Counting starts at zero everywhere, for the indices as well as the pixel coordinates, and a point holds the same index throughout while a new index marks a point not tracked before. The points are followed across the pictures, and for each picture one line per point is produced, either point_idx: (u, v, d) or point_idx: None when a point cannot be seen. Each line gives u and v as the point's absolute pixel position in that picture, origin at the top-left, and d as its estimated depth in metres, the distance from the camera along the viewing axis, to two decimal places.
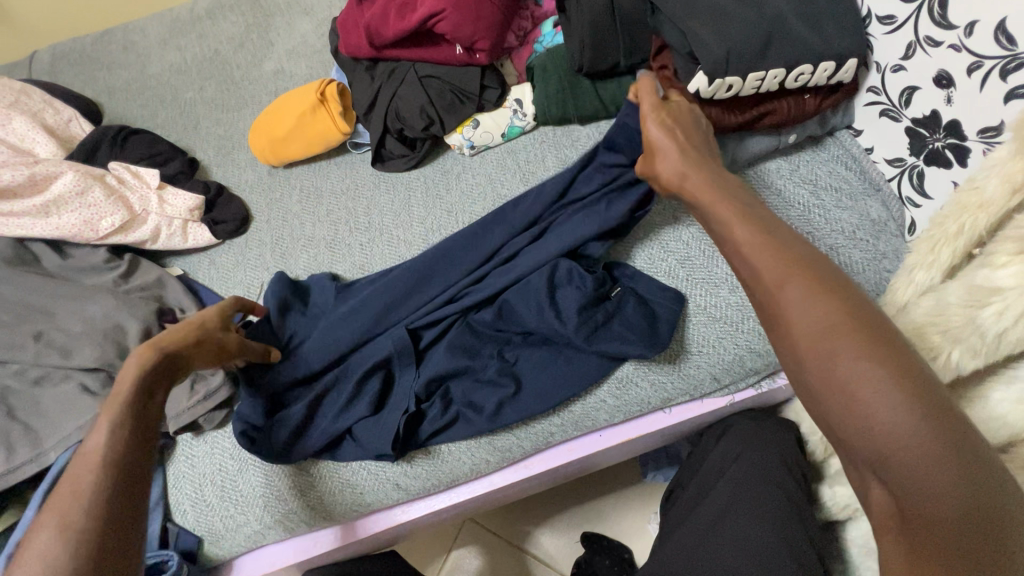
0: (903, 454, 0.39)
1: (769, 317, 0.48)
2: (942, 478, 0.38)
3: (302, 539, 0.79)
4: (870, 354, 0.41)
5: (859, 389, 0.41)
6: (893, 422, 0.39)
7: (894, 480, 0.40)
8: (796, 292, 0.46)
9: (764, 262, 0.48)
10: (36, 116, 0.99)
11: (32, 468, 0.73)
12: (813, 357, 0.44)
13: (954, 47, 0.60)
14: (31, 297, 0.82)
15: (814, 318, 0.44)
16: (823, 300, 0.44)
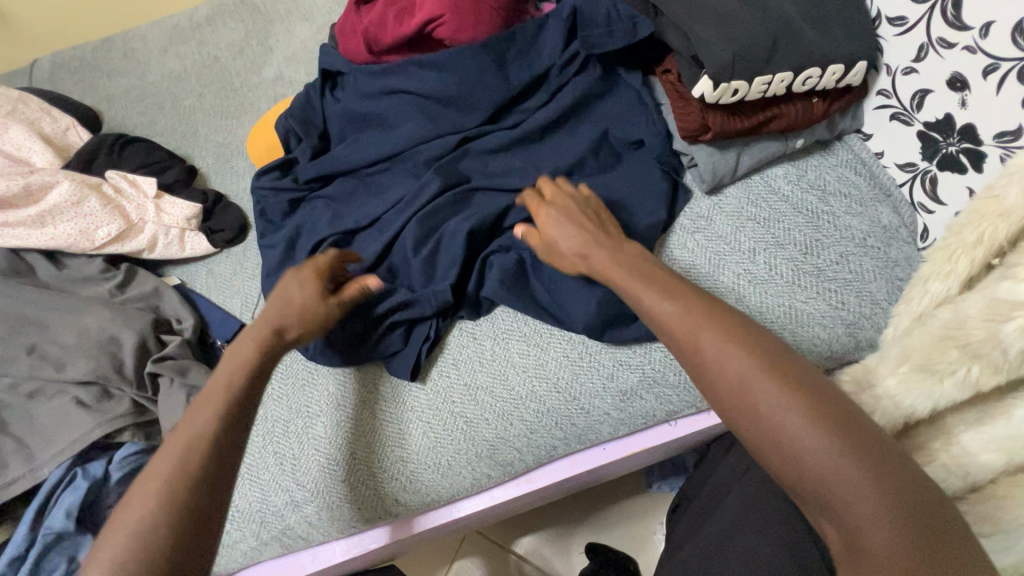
0: (837, 489, 0.40)
1: (690, 366, 0.49)
2: (878, 506, 0.39)
3: (299, 555, 0.77)
4: (789, 389, 0.44)
5: (781, 421, 0.43)
6: (822, 451, 0.41)
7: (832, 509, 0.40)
8: (713, 330, 0.48)
9: (677, 313, 0.51)
10: (34, 125, 0.98)
11: (25, 484, 0.72)
12: (737, 396, 0.45)
13: (969, 49, 0.58)
14: (26, 309, 0.81)
15: (732, 364, 0.46)
16: (736, 342, 0.47)
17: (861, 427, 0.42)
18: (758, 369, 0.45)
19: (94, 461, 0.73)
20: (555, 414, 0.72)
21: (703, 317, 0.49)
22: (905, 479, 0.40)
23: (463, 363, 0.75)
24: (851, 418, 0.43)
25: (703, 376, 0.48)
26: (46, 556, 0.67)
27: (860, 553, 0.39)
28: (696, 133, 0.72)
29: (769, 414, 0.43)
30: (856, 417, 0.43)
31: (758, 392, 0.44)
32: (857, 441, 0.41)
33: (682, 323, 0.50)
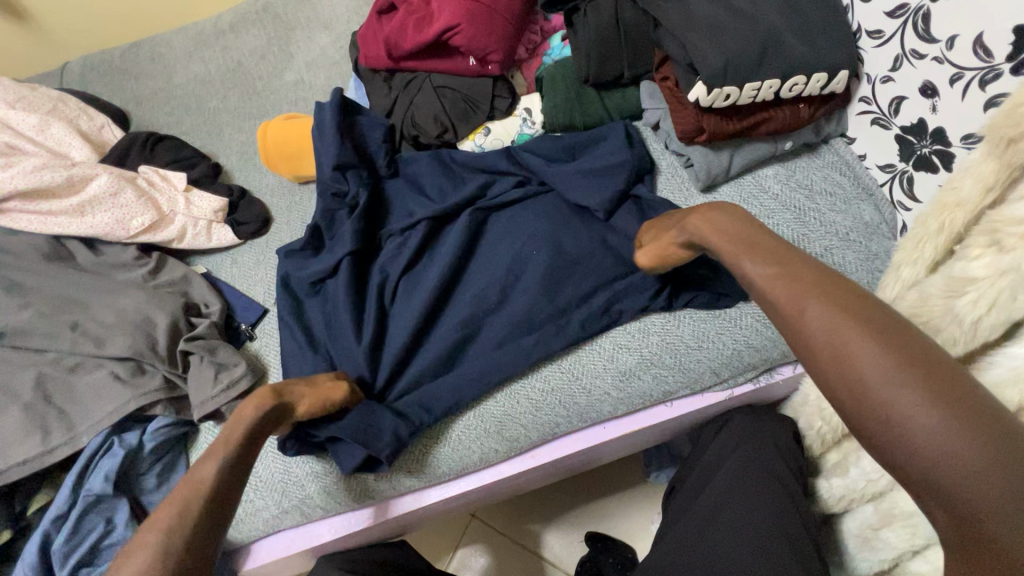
0: (939, 451, 0.37)
1: (786, 330, 0.47)
2: (982, 469, 0.36)
3: (316, 525, 0.82)
4: (886, 352, 0.41)
5: (880, 384, 0.40)
6: (923, 411, 0.38)
7: (931, 471, 0.38)
8: (813, 298, 0.46)
9: (780, 280, 0.49)
10: (73, 122, 1.05)
11: (65, 450, 0.77)
12: (839, 361, 0.43)
13: (938, 59, 0.64)
14: (68, 290, 0.87)
15: (836, 332, 0.43)
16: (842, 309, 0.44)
17: (968, 389, 0.39)
18: (860, 330, 0.43)
19: (129, 431, 0.78)
20: (558, 393, 0.77)
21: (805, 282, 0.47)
22: (1018, 443, 0.36)
23: (469, 341, 0.80)
24: (954, 380, 0.39)
25: (797, 339, 0.46)
26: (86, 516, 0.73)
27: (966, 514, 0.36)
28: (692, 134, 0.78)
29: (867, 373, 0.41)
30: (964, 379, 0.40)
31: (852, 354, 0.42)
32: (957, 403, 0.38)
33: (784, 289, 0.48)
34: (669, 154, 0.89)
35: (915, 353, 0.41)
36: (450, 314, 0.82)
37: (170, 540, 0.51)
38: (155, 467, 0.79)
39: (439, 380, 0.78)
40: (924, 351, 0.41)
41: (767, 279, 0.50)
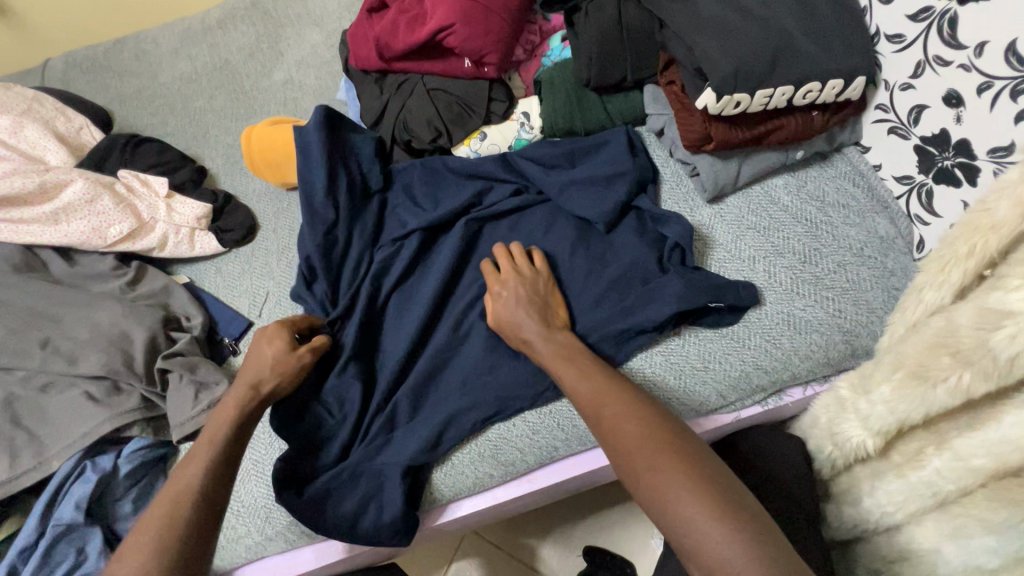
0: (696, 531, 0.45)
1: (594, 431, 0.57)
2: (729, 542, 0.43)
3: (302, 551, 0.78)
4: (658, 448, 0.50)
5: (654, 476, 0.49)
6: (681, 496, 0.46)
7: (693, 551, 0.45)
8: (607, 392, 0.58)
9: (592, 392, 0.59)
10: (48, 124, 1.00)
11: (36, 475, 0.73)
12: (628, 450, 0.52)
13: (964, 67, 0.60)
14: (40, 304, 0.82)
15: (626, 435, 0.53)
16: (628, 410, 0.55)
17: (715, 473, 0.48)
18: (636, 421, 0.54)
19: (103, 455, 0.74)
20: (556, 414, 0.74)
21: (609, 394, 0.57)
22: (749, 517, 0.45)
23: (462, 360, 0.77)
24: (707, 467, 0.49)
25: (602, 432, 0.55)
26: (56, 546, 0.69)
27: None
28: (699, 143, 0.75)
29: (638, 455, 0.51)
30: (714, 466, 0.49)
31: (637, 450, 0.51)
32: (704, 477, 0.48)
33: (595, 400, 0.58)
34: (674, 162, 0.85)
35: (670, 437, 0.52)
36: (442, 332, 0.78)
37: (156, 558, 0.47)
38: (131, 493, 0.74)
39: (436, 394, 0.76)
40: (687, 445, 0.51)
41: (582, 389, 0.60)
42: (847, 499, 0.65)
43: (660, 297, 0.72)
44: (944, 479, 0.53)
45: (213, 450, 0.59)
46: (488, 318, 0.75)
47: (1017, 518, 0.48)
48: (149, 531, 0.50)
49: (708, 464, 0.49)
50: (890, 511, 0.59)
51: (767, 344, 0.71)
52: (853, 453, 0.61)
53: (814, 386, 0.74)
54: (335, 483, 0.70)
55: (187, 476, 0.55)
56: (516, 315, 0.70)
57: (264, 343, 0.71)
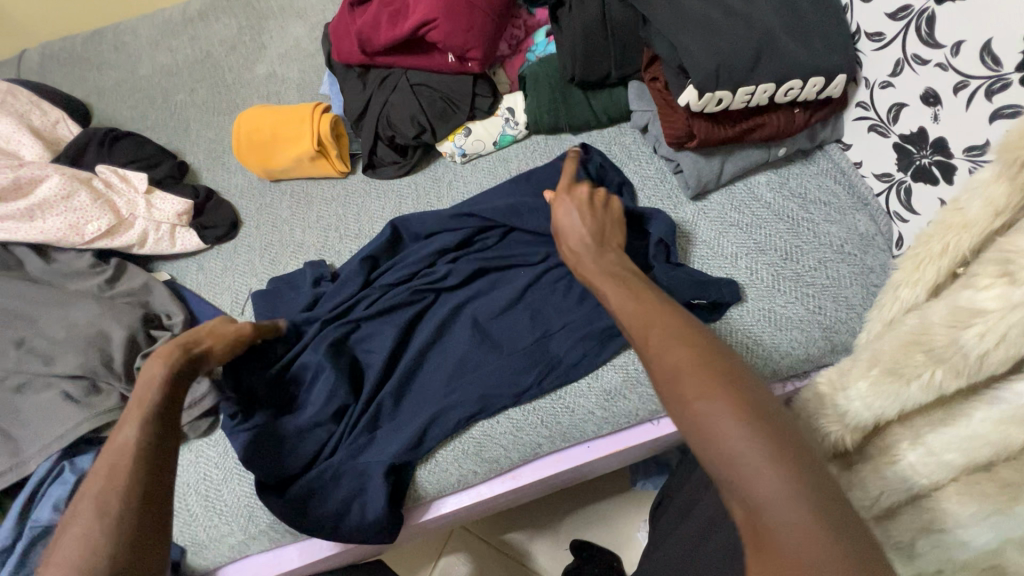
0: (750, 473, 0.36)
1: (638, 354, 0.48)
2: (791, 489, 0.35)
3: (286, 550, 0.77)
4: (706, 370, 0.42)
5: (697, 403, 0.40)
6: (732, 431, 0.38)
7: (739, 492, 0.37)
8: (650, 312, 0.50)
9: (635, 312, 0.50)
10: (23, 117, 0.98)
11: (13, 476, 0.72)
12: (673, 376, 0.43)
13: (941, 66, 0.61)
14: (15, 302, 0.81)
15: (673, 355, 0.44)
16: (682, 335, 0.46)
17: (780, 418, 0.39)
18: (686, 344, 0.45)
19: (82, 455, 0.74)
20: (540, 412, 0.74)
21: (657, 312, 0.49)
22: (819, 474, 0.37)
23: (444, 358, 0.77)
24: (766, 402, 0.40)
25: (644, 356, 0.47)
26: (33, 549, 0.68)
27: (764, 542, 0.35)
28: (681, 140, 0.74)
29: (687, 383, 0.41)
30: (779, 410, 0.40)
31: (681, 374, 0.42)
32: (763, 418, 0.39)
33: (641, 320, 0.49)
34: (657, 159, 0.85)
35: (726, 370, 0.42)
36: (425, 331, 0.78)
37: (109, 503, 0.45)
38: None
39: (420, 392, 0.75)
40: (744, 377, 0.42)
41: (627, 307, 0.52)
42: None
43: None
44: (917, 475, 0.54)
45: (156, 402, 0.55)
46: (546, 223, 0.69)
47: (986, 512, 0.48)
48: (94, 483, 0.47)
49: (771, 406, 0.40)
50: None
51: (749, 340, 0.72)
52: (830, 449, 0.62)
53: (795, 381, 0.75)
54: (320, 483, 0.70)
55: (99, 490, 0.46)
56: (568, 222, 0.66)
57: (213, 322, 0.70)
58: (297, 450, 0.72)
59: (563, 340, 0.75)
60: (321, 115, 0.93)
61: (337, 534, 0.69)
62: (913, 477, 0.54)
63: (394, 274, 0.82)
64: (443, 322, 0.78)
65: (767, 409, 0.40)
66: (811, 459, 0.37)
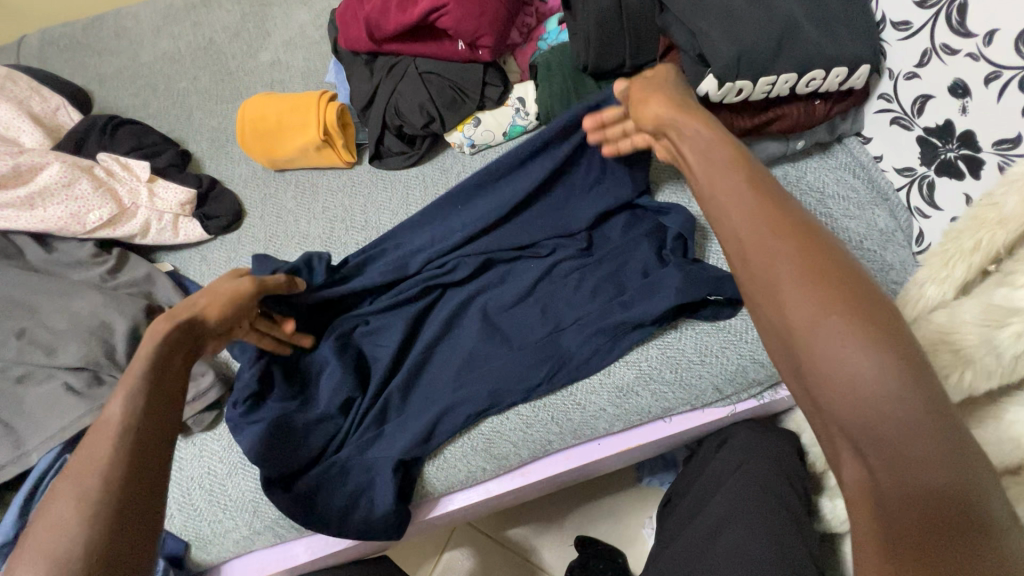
0: (878, 420, 0.35)
1: (743, 266, 0.42)
2: (922, 441, 0.34)
3: (290, 545, 0.76)
4: (849, 306, 0.37)
5: (841, 356, 0.36)
6: (877, 389, 0.35)
7: (869, 451, 0.35)
8: (761, 213, 0.42)
9: (754, 223, 0.42)
10: (23, 103, 0.96)
11: (15, 468, 0.71)
12: (792, 303, 0.38)
13: (972, 56, 0.59)
14: (16, 292, 0.79)
15: (792, 278, 0.39)
16: (802, 250, 0.40)
17: (921, 358, 0.36)
18: (808, 264, 0.39)
19: None
20: (550, 408, 0.73)
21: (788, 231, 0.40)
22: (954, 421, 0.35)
23: (452, 351, 0.75)
24: (913, 341, 0.36)
25: (756, 274, 0.41)
26: None
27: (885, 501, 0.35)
28: None
29: (812, 315, 0.37)
30: (919, 346, 0.36)
31: (814, 321, 0.37)
32: (903, 360, 0.35)
33: (747, 227, 0.42)
34: None
35: (856, 297, 0.37)
36: (434, 325, 0.76)
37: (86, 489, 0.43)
38: None
39: (428, 387, 0.74)
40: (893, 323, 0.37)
41: (741, 219, 0.43)
42: None
43: (659, 290, 0.71)
44: None
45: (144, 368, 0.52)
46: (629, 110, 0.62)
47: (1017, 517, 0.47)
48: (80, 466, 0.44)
49: (912, 343, 0.36)
50: None
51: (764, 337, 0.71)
52: None
53: None
54: (326, 480, 0.69)
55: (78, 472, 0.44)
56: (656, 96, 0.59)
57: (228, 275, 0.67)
58: (296, 449, 0.70)
59: (575, 335, 0.73)
60: (327, 103, 0.90)
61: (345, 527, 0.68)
62: None
63: (396, 264, 0.79)
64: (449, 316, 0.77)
65: (906, 350, 0.36)
66: (948, 405, 0.35)
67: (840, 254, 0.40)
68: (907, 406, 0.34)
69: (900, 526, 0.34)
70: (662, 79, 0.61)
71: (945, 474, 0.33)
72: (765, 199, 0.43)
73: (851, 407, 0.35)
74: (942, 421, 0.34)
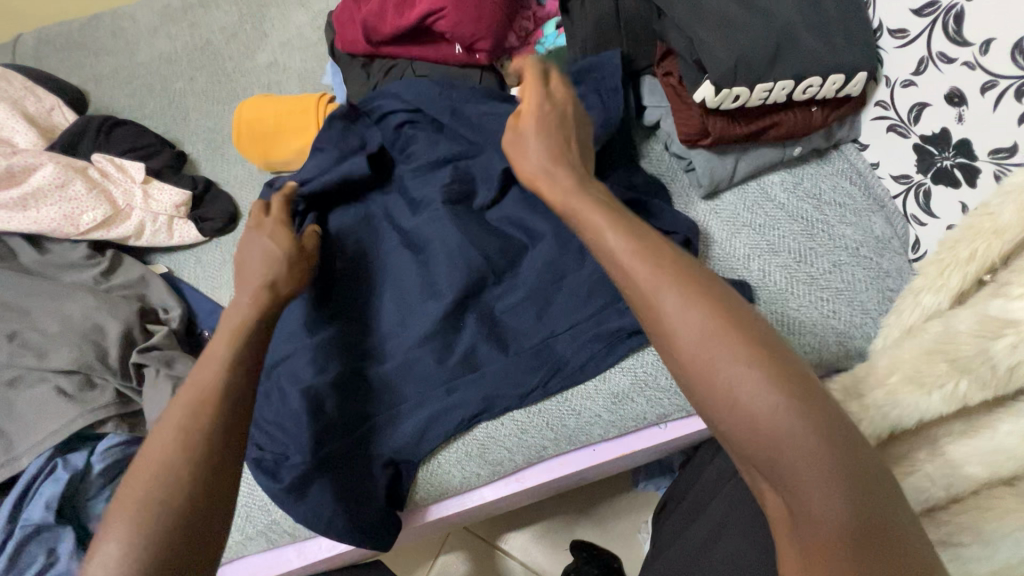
0: (784, 451, 0.38)
1: (648, 320, 0.46)
2: (821, 466, 0.38)
3: (283, 551, 0.76)
4: (742, 350, 0.41)
5: (732, 385, 0.41)
6: (764, 409, 0.39)
7: (768, 464, 0.39)
8: (654, 270, 0.46)
9: (650, 274, 0.45)
10: (17, 104, 0.95)
11: (4, 473, 0.70)
12: (693, 351, 0.42)
13: (969, 65, 0.59)
14: (9, 294, 0.79)
15: (694, 327, 0.43)
16: (698, 301, 0.44)
17: (810, 389, 0.40)
18: (701, 313, 0.43)
19: (76, 452, 0.71)
20: (545, 414, 0.72)
21: (678, 279, 0.45)
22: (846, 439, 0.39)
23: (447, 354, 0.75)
24: (800, 374, 0.41)
25: (658, 327, 0.45)
26: (24, 548, 0.66)
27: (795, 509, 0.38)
28: (695, 138, 0.72)
29: (712, 361, 0.41)
30: (805, 376, 0.41)
31: (715, 369, 0.41)
32: (791, 394, 0.40)
33: (643, 285, 0.46)
34: (668, 157, 0.83)
35: (746, 340, 0.41)
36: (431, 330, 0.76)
37: (176, 474, 0.47)
38: (105, 491, 0.72)
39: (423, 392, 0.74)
40: (769, 348, 0.42)
41: (640, 272, 0.46)
42: None
43: None
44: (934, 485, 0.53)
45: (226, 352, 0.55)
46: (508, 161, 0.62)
47: (1010, 527, 0.47)
48: (165, 446, 0.48)
49: (799, 375, 0.41)
50: None
51: None
52: None
53: None
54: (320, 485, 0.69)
55: (164, 452, 0.48)
56: (535, 140, 0.60)
57: (265, 232, 0.68)
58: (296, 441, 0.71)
59: (571, 341, 0.73)
60: (325, 105, 0.91)
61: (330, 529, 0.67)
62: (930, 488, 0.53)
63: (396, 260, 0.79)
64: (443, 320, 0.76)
65: (794, 381, 0.40)
66: (838, 427, 0.39)
67: (728, 299, 0.44)
68: (803, 434, 0.38)
69: (815, 553, 0.37)
70: (547, 114, 0.62)
71: (846, 495, 0.37)
72: (658, 257, 0.46)
73: (760, 441, 0.39)
74: (834, 444, 0.38)
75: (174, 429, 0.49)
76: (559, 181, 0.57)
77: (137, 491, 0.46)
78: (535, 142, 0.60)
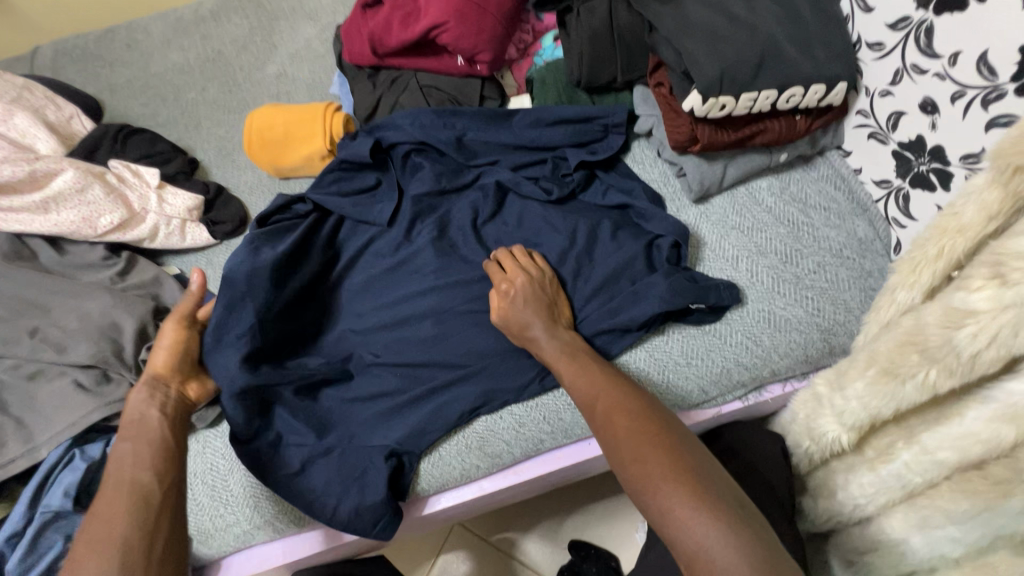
0: (677, 516, 0.47)
1: (594, 424, 0.59)
2: (709, 530, 0.46)
3: (289, 541, 0.78)
4: (652, 439, 0.53)
5: (640, 462, 0.52)
6: (664, 476, 0.50)
7: (677, 540, 0.47)
8: (598, 385, 0.62)
9: (589, 386, 0.62)
10: (38, 112, 1.00)
11: (23, 463, 0.74)
12: (619, 442, 0.55)
13: (939, 75, 0.63)
14: (28, 292, 0.82)
15: (620, 423, 0.56)
16: (626, 409, 0.57)
17: (705, 471, 0.51)
18: (625, 415, 0.57)
19: (94, 443, 0.75)
20: (543, 407, 0.75)
21: (615, 390, 0.60)
22: (734, 511, 0.47)
23: (447, 350, 0.77)
24: (699, 460, 0.52)
25: (599, 429, 0.58)
26: (44, 533, 0.70)
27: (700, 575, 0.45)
28: (685, 144, 0.76)
29: (628, 448, 0.53)
30: (705, 461, 0.52)
31: (630, 454, 0.53)
32: (683, 471, 0.50)
33: (593, 396, 0.61)
34: (662, 163, 0.86)
35: (654, 432, 0.54)
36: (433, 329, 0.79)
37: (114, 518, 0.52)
38: None
39: (425, 386, 0.76)
40: (675, 439, 0.54)
41: (581, 383, 0.63)
42: (822, 493, 0.67)
43: (645, 297, 0.73)
44: (912, 472, 0.55)
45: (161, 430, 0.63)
46: (493, 315, 0.73)
47: (977, 509, 0.50)
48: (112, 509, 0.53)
49: (697, 461, 0.52)
50: (862, 503, 0.61)
51: (749, 339, 0.74)
52: (828, 447, 0.64)
53: (794, 382, 0.77)
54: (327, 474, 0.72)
55: (107, 505, 0.54)
56: (522, 313, 0.70)
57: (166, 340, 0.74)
58: (307, 431, 0.75)
59: None
60: (333, 113, 0.95)
61: (338, 514, 0.70)
62: (909, 474, 0.56)
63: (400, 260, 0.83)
64: (445, 319, 0.78)
65: (690, 464, 0.51)
66: (728, 500, 0.48)
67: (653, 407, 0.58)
68: (691, 502, 0.48)
69: None
70: (524, 313, 0.70)
71: (727, 552, 0.44)
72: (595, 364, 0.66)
73: (662, 509, 0.48)
74: (721, 512, 0.47)
75: (115, 501, 0.53)
76: (536, 331, 0.70)
77: (92, 534, 0.51)
78: (523, 307, 0.71)
